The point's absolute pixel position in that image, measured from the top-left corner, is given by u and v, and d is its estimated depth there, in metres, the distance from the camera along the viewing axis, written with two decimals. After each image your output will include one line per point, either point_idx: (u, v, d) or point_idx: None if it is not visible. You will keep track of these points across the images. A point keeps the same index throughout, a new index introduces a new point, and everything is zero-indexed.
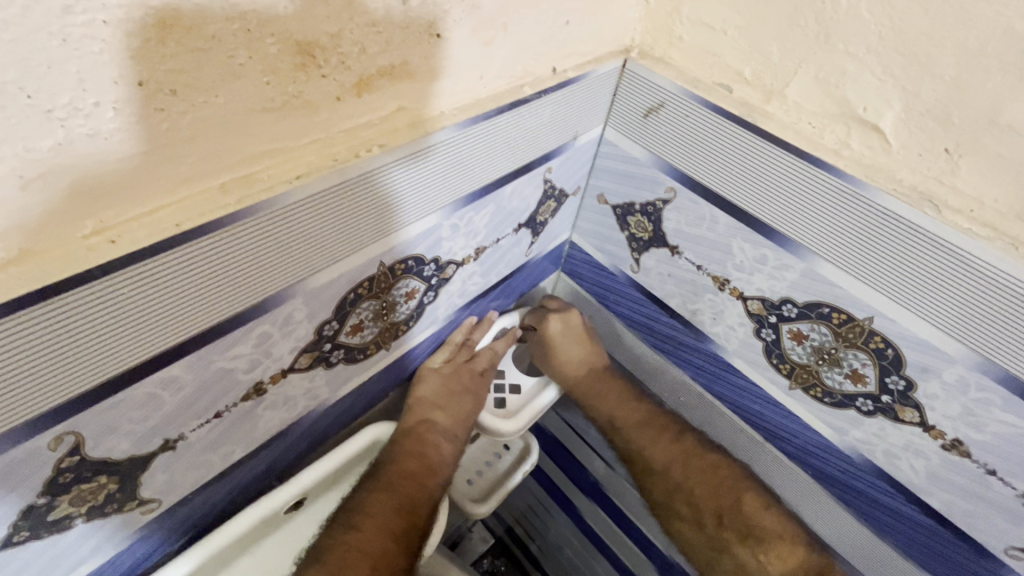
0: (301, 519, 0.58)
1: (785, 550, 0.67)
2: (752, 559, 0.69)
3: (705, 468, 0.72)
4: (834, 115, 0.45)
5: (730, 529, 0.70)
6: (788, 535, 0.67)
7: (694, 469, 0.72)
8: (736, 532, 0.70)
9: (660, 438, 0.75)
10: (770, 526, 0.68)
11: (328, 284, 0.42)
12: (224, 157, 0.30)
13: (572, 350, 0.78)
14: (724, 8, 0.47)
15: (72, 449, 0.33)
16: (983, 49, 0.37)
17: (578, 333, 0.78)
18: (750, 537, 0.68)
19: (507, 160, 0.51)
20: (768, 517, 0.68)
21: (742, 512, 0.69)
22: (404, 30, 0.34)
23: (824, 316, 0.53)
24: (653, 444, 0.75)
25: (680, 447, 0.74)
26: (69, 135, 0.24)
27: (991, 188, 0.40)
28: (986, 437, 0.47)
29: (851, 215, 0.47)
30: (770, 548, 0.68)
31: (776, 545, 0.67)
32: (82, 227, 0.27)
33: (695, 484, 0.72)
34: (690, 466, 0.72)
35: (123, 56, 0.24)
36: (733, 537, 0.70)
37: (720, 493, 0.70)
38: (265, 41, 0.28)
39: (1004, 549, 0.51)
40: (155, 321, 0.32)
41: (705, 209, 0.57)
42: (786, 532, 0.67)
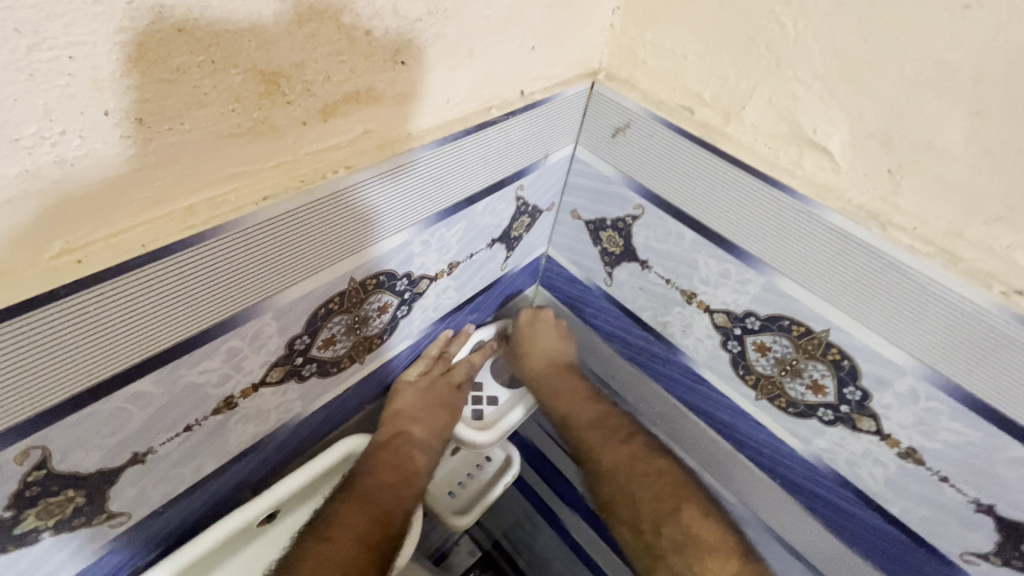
0: (275, 531, 0.58)
1: (718, 562, 0.70)
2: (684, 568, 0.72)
3: (645, 474, 0.76)
4: (786, 137, 0.47)
5: (666, 536, 0.74)
6: (723, 546, 0.71)
7: (637, 474, 0.77)
8: (673, 541, 0.73)
9: (611, 441, 0.79)
10: (704, 535, 0.72)
11: (298, 300, 0.43)
12: (191, 180, 0.31)
13: (545, 344, 0.81)
14: (683, 34, 0.50)
15: (39, 463, 0.34)
16: (918, 77, 0.39)
17: (548, 332, 0.81)
18: (687, 544, 0.72)
19: (477, 178, 0.52)
20: (703, 525, 0.72)
21: (679, 519, 0.73)
22: (369, 57, 0.36)
23: (785, 329, 0.55)
24: (604, 446, 0.80)
25: (628, 451, 0.78)
26: (36, 162, 0.25)
27: (932, 207, 0.42)
28: (937, 445, 0.49)
29: (804, 232, 0.49)
30: (703, 562, 0.71)
31: (712, 557, 0.71)
32: (50, 247, 0.28)
33: (636, 489, 0.77)
34: (634, 470, 0.77)
35: (90, 87, 0.25)
36: (667, 544, 0.74)
37: (659, 500, 0.75)
38: (229, 71, 0.29)
39: (960, 555, 0.53)
40: (123, 337, 0.33)
41: (671, 225, 0.59)
42: (720, 542, 0.71)
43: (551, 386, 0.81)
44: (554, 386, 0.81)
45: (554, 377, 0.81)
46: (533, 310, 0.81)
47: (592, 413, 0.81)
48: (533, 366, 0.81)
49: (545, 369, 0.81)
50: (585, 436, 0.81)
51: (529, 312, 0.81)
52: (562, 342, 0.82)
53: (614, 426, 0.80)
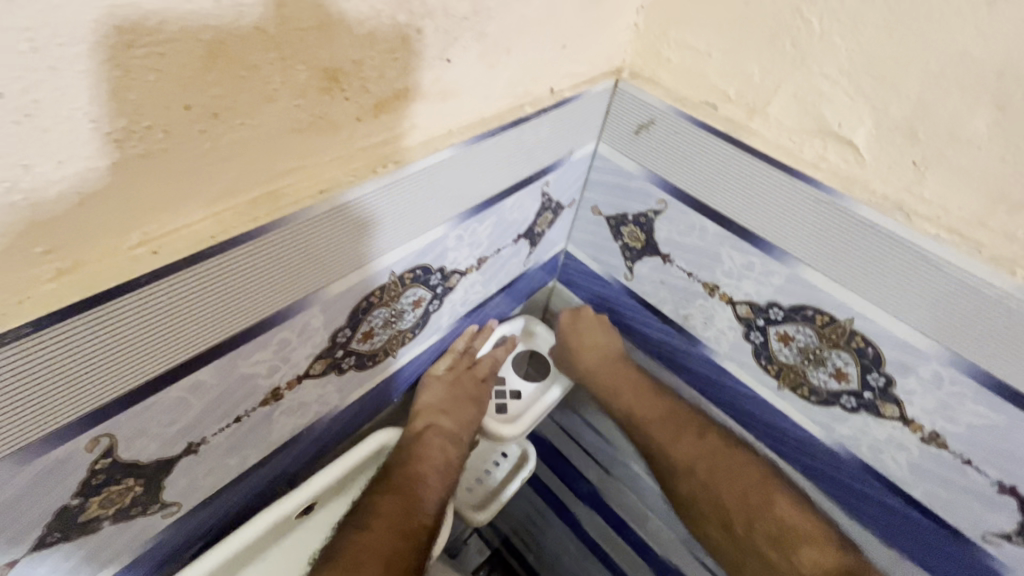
0: (312, 522, 0.59)
1: (817, 552, 0.67)
2: (785, 563, 0.68)
3: (728, 467, 0.71)
4: (811, 131, 0.49)
5: (759, 533, 0.69)
6: (821, 535, 0.67)
7: (719, 469, 0.71)
8: (768, 536, 0.68)
9: (682, 437, 0.74)
10: (802, 524, 0.68)
11: (343, 293, 0.44)
12: (255, 174, 0.32)
13: (589, 339, 0.80)
14: (709, 32, 0.51)
15: (106, 451, 0.35)
16: (943, 71, 0.40)
17: (593, 327, 0.80)
18: (782, 538, 0.68)
19: (510, 174, 0.54)
20: (797, 516, 0.68)
21: (772, 513, 0.68)
22: (418, 55, 0.37)
23: (809, 318, 0.56)
24: (675, 440, 0.75)
25: (705, 445, 0.73)
26: (124, 155, 0.26)
27: (955, 196, 0.44)
28: (961, 428, 0.50)
29: (829, 224, 0.50)
30: (801, 552, 0.67)
31: (808, 546, 0.67)
32: (128, 239, 0.29)
33: (721, 486, 0.71)
34: (716, 465, 0.72)
35: (176, 83, 0.26)
36: (762, 541, 0.69)
37: (749, 494, 0.69)
38: (297, 68, 0.30)
39: (982, 535, 0.54)
40: (188, 328, 0.34)
41: (695, 218, 0.60)
42: (815, 530, 0.67)
43: (607, 379, 0.78)
44: (611, 380, 0.78)
45: (608, 372, 0.78)
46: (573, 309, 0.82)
47: (659, 407, 0.76)
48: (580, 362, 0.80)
49: (599, 362, 0.79)
50: (653, 433, 0.76)
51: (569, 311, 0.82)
52: (604, 333, 0.79)
53: (684, 419, 0.75)
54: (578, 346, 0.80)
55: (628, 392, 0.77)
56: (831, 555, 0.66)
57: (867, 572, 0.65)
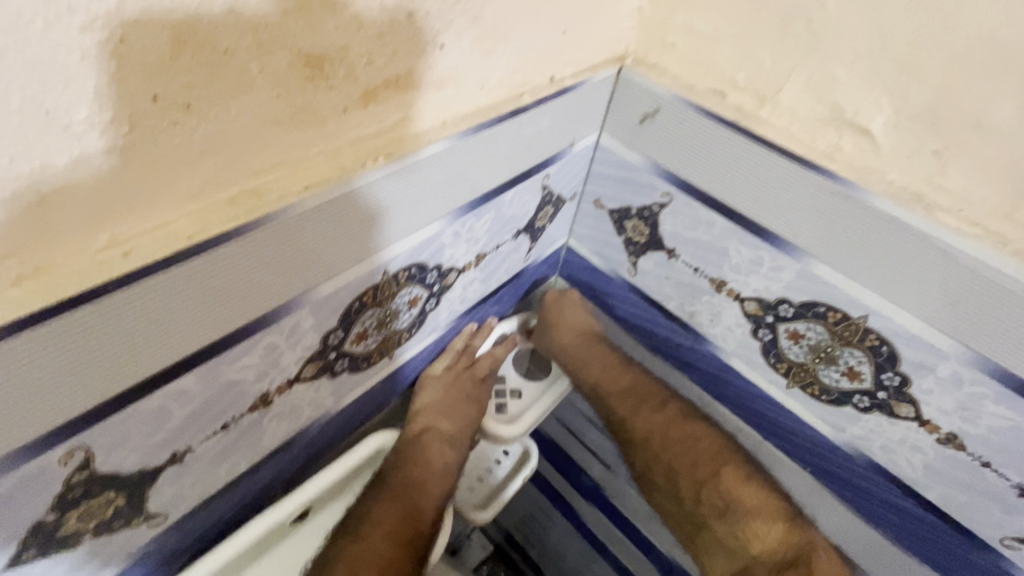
0: (309, 529, 0.57)
1: (763, 526, 0.68)
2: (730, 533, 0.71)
3: (682, 440, 0.73)
4: (827, 120, 0.46)
5: (707, 502, 0.72)
6: (767, 509, 0.68)
7: (671, 441, 0.73)
8: (713, 507, 0.71)
9: (641, 409, 0.76)
10: (746, 499, 0.69)
11: (333, 293, 0.42)
12: (234, 170, 0.30)
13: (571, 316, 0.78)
14: (718, 15, 0.48)
15: (83, 464, 0.33)
16: (969, 54, 0.38)
17: (574, 307, 0.78)
18: (728, 509, 0.70)
19: (508, 167, 0.51)
20: (744, 489, 0.69)
21: (718, 484, 0.70)
22: (409, 41, 0.35)
23: (820, 315, 0.54)
24: (636, 413, 0.76)
25: (663, 418, 0.74)
26: (86, 150, 0.24)
27: (980, 187, 0.41)
28: (980, 430, 0.48)
29: (844, 218, 0.48)
30: (748, 525, 0.69)
31: (755, 523, 0.69)
32: (96, 241, 0.27)
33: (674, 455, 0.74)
34: (669, 436, 0.74)
35: (142, 70, 0.24)
36: (708, 510, 0.72)
37: (700, 462, 0.72)
38: (276, 54, 0.28)
39: (1000, 540, 0.52)
40: (165, 334, 0.32)
41: (701, 212, 0.58)
42: (764, 504, 0.68)
43: (577, 356, 0.78)
44: (582, 357, 0.77)
45: (580, 350, 0.77)
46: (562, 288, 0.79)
47: (623, 381, 0.77)
48: (558, 339, 0.78)
49: (574, 339, 0.78)
50: (614, 403, 0.77)
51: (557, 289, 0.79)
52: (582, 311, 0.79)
53: (651, 392, 0.75)
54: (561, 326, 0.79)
55: (597, 368, 0.77)
56: (773, 531, 0.68)
57: (815, 551, 0.67)
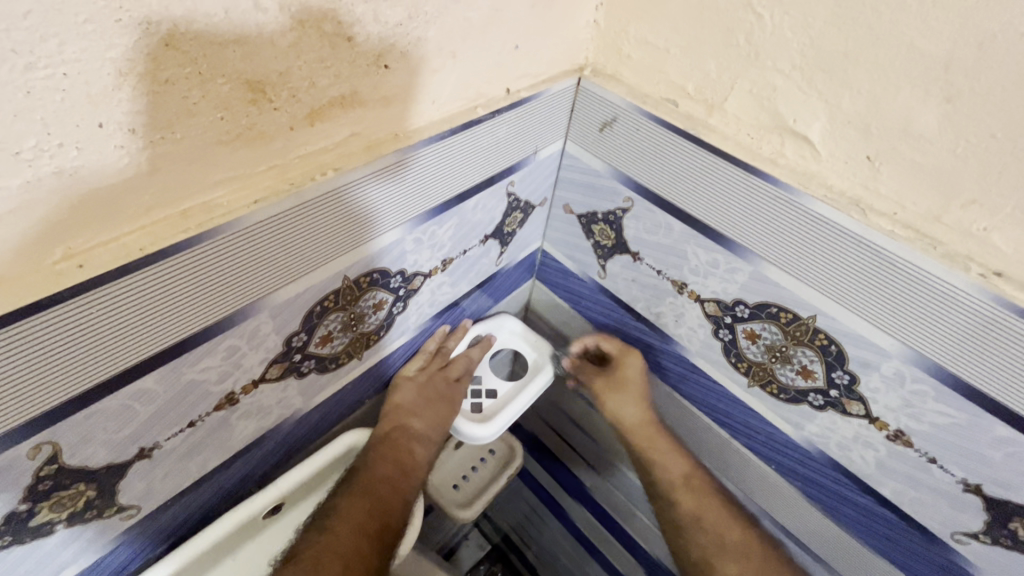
0: (282, 523, 0.60)
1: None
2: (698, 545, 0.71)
3: (718, 520, 0.71)
4: (768, 126, 0.48)
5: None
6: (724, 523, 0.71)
7: (717, 521, 0.71)
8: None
9: (686, 495, 0.72)
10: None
11: (293, 299, 0.44)
12: (184, 186, 0.33)
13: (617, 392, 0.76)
14: (665, 28, 0.50)
15: (50, 458, 0.36)
16: (891, 64, 0.40)
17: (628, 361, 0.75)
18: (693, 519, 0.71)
19: (468, 176, 0.54)
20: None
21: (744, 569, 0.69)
22: (353, 62, 0.37)
23: (773, 316, 0.55)
24: (681, 500, 0.72)
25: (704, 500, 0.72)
26: (37, 173, 0.27)
27: (910, 191, 0.43)
28: (924, 427, 0.50)
29: (788, 221, 0.50)
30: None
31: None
32: (52, 253, 0.30)
33: (722, 538, 0.70)
34: (715, 518, 0.71)
35: (85, 101, 0.27)
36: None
37: (731, 551, 0.69)
38: (217, 81, 0.31)
39: (951, 535, 0.54)
40: (125, 338, 0.34)
41: (660, 216, 0.60)
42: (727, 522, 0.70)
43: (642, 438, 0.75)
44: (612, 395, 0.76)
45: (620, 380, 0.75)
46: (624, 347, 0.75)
47: (677, 468, 0.73)
48: (624, 417, 0.76)
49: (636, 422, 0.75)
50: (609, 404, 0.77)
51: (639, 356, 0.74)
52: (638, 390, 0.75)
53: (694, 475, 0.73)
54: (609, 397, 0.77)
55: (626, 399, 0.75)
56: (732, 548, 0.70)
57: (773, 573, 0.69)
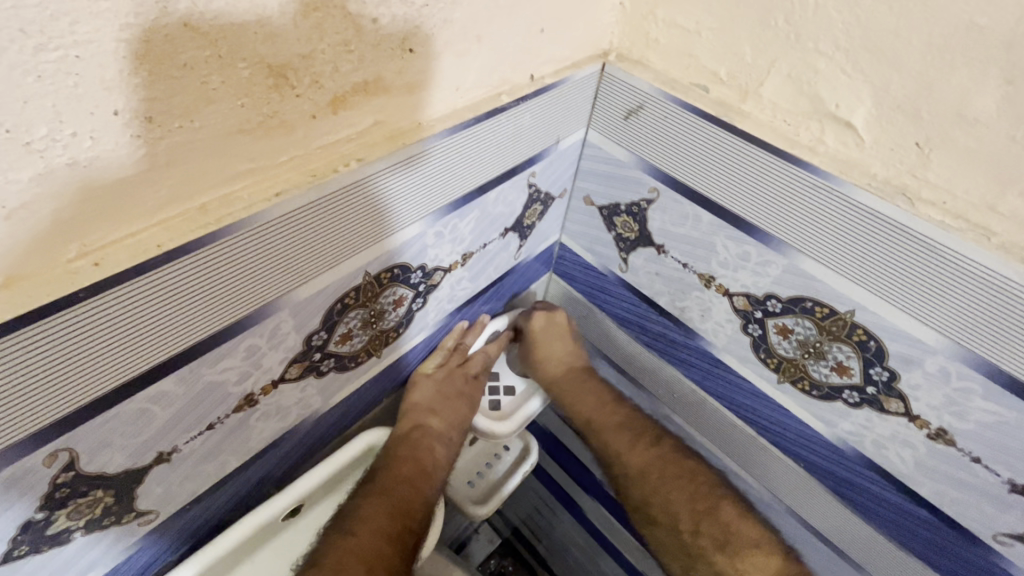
0: (301, 525, 0.59)
1: (761, 559, 0.66)
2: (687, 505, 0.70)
3: (676, 474, 0.72)
4: (808, 113, 0.46)
5: (704, 536, 0.69)
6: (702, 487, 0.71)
7: (669, 475, 0.72)
8: (714, 539, 0.68)
9: (636, 441, 0.75)
10: (746, 532, 0.68)
11: (314, 296, 0.43)
12: (203, 178, 0.31)
13: (554, 348, 0.79)
14: (697, 9, 0.48)
15: (67, 465, 0.34)
16: (948, 44, 0.37)
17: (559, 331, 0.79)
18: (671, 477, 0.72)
19: (490, 166, 0.52)
20: (742, 524, 0.69)
21: (719, 517, 0.69)
22: (376, 46, 0.35)
23: (808, 310, 0.53)
24: (631, 447, 0.74)
25: (656, 452, 0.74)
26: (49, 165, 0.25)
27: (963, 180, 0.41)
28: (969, 426, 0.48)
29: (827, 211, 0.47)
30: (745, 558, 0.67)
31: (753, 552, 0.67)
32: (67, 251, 0.28)
33: (672, 490, 0.71)
34: (666, 473, 0.72)
35: (99, 87, 0.25)
36: (706, 543, 0.69)
37: (696, 500, 0.70)
38: (237, 65, 0.29)
39: (993, 536, 0.52)
40: (142, 339, 0.33)
41: (688, 207, 0.58)
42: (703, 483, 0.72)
43: (568, 388, 0.78)
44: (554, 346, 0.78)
45: (558, 333, 0.79)
46: (546, 310, 0.78)
47: (614, 415, 0.77)
48: (551, 369, 0.79)
49: (561, 373, 0.79)
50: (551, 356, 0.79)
51: (542, 313, 0.77)
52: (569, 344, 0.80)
53: (640, 426, 0.76)
54: (545, 353, 0.79)
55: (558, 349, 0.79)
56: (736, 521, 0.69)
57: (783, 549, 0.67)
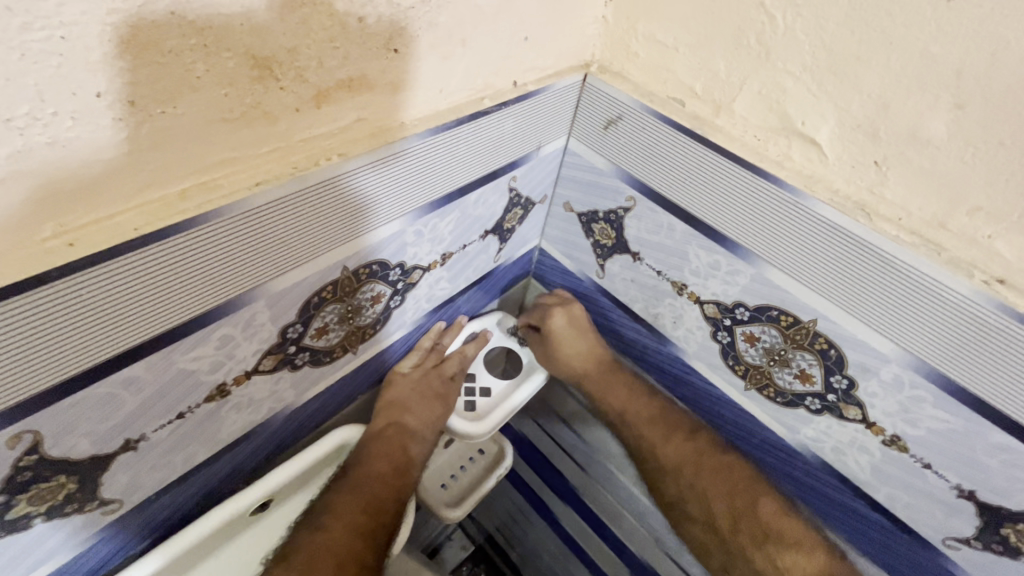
0: (270, 520, 0.59)
1: (803, 557, 0.60)
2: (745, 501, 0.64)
3: (716, 469, 0.65)
4: (776, 129, 0.48)
5: (744, 532, 0.63)
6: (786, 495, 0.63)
7: (709, 470, 0.66)
8: (752, 539, 0.63)
9: (673, 437, 0.68)
10: (789, 532, 0.62)
11: (291, 287, 0.43)
12: (183, 164, 0.31)
13: (578, 344, 0.74)
14: (676, 26, 0.50)
15: (30, 448, 0.34)
16: (904, 69, 0.39)
17: (582, 329, 0.75)
18: (722, 475, 0.65)
19: (471, 169, 0.53)
20: (784, 520, 0.62)
21: (758, 515, 0.63)
22: (362, 44, 0.36)
23: (774, 319, 0.55)
24: (665, 442, 0.69)
25: (693, 446, 0.67)
26: (28, 143, 0.25)
27: (916, 198, 0.43)
28: (921, 432, 0.50)
29: (794, 223, 0.50)
30: (790, 559, 0.61)
31: (796, 552, 0.61)
32: (41, 230, 0.28)
33: (711, 489, 0.65)
34: (703, 467, 0.66)
35: (83, 69, 0.25)
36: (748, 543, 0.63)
37: (733, 494, 0.64)
38: (222, 55, 0.29)
39: (943, 540, 0.54)
40: (115, 322, 0.33)
41: (663, 216, 0.59)
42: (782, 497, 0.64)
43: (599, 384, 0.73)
44: (577, 340, 0.74)
45: (579, 326, 0.74)
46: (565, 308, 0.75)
47: (650, 408, 0.70)
48: (575, 362, 0.74)
49: (588, 368, 0.74)
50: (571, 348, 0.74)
51: (560, 311, 0.75)
52: (594, 337, 0.75)
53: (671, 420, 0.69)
54: (568, 351, 0.74)
55: (583, 343, 0.74)
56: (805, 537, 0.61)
57: None
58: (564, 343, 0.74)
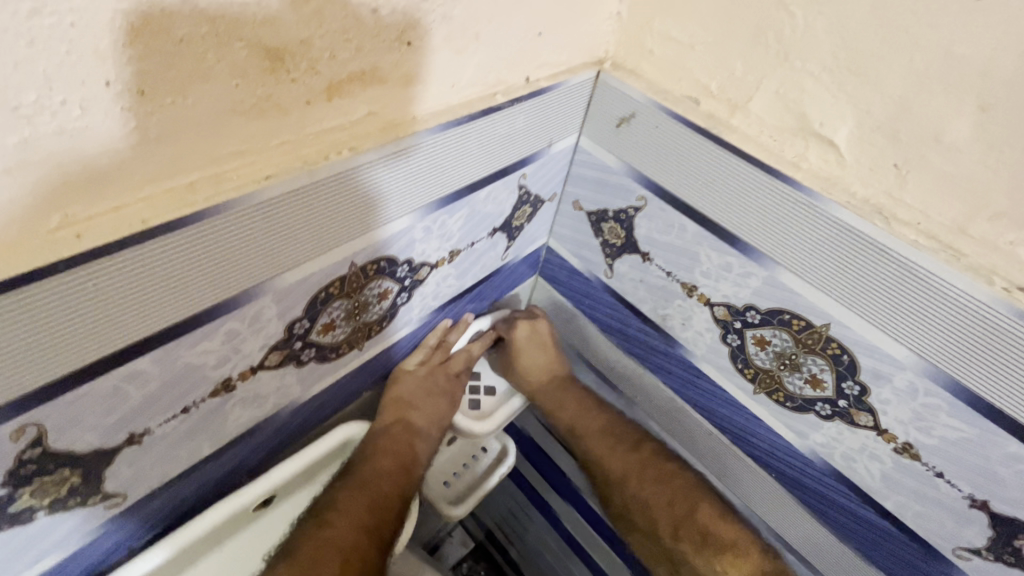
0: (273, 515, 0.58)
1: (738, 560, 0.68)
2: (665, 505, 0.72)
3: (654, 480, 0.73)
4: (793, 130, 0.47)
5: (683, 540, 0.71)
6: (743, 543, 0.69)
7: (647, 481, 0.74)
8: (691, 544, 0.70)
9: (616, 448, 0.76)
10: (724, 534, 0.69)
11: (299, 283, 0.42)
12: (193, 156, 0.31)
13: (536, 358, 0.78)
14: (692, 23, 0.49)
15: (34, 441, 0.34)
16: (927, 70, 0.38)
17: (541, 347, 0.78)
18: (656, 482, 0.73)
19: (481, 166, 0.52)
20: (722, 524, 0.70)
21: (697, 523, 0.70)
22: (375, 36, 0.35)
23: (785, 323, 0.55)
24: (608, 455, 0.76)
25: (637, 458, 0.75)
26: (36, 131, 0.25)
27: (937, 202, 0.42)
28: (935, 441, 0.49)
29: (808, 226, 0.49)
30: (727, 561, 0.68)
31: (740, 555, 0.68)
32: (48, 221, 0.27)
33: (653, 500, 0.73)
34: (646, 478, 0.74)
35: (92, 56, 0.25)
36: (691, 549, 0.70)
37: (675, 504, 0.72)
38: (234, 45, 0.29)
39: (953, 550, 0.54)
40: (121, 315, 0.32)
41: (674, 217, 0.59)
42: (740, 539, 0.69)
43: (549, 398, 0.79)
44: (534, 354, 0.78)
45: (540, 342, 0.78)
46: (529, 320, 0.77)
47: (591, 422, 0.78)
48: (530, 375, 0.78)
49: (543, 384, 0.79)
50: (529, 360, 0.78)
51: (525, 324, 0.77)
52: (552, 353, 0.79)
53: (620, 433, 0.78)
54: (527, 363, 0.78)
55: (542, 357, 0.78)
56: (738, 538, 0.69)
57: None
58: (524, 355, 0.78)
